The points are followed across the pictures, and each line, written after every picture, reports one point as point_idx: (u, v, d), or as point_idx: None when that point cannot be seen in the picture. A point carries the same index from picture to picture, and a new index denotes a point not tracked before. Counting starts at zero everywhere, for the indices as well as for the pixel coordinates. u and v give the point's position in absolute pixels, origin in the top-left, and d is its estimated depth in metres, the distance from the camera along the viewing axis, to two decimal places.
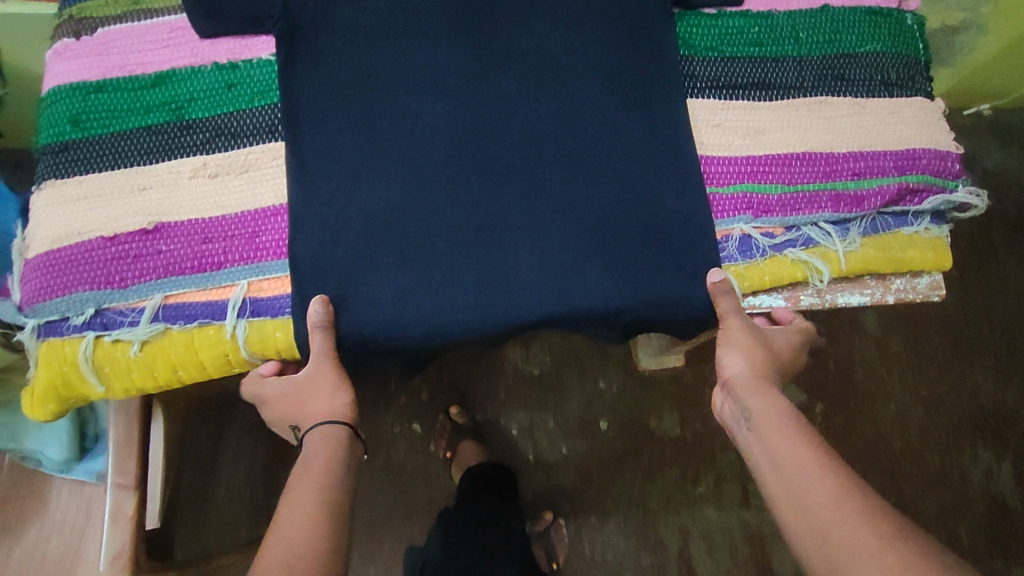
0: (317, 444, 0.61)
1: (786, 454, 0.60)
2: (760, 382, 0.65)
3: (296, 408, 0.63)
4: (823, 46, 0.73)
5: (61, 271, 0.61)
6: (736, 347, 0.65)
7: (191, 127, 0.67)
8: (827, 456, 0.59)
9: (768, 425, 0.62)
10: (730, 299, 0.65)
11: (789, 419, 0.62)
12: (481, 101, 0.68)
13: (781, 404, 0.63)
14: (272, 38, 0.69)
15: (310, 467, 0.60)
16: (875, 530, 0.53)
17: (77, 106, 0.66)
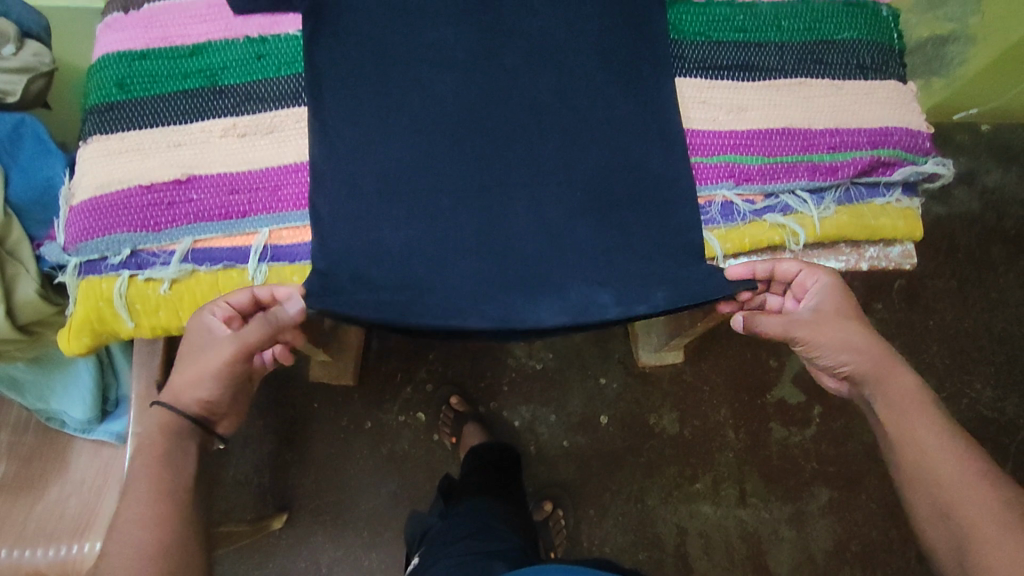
0: (156, 429, 0.67)
1: (915, 427, 0.66)
2: (880, 366, 0.68)
3: (185, 364, 0.67)
4: (804, 33, 0.79)
5: (102, 216, 0.68)
6: (826, 350, 0.70)
7: (223, 92, 0.73)
8: (951, 429, 0.66)
9: (908, 414, 0.67)
10: (765, 299, 0.71)
11: (920, 401, 0.67)
12: (488, 77, 0.74)
13: (908, 384, 0.68)
14: (299, 15, 0.76)
15: (143, 460, 0.65)
16: (989, 493, 0.61)
17: (123, 71, 0.74)
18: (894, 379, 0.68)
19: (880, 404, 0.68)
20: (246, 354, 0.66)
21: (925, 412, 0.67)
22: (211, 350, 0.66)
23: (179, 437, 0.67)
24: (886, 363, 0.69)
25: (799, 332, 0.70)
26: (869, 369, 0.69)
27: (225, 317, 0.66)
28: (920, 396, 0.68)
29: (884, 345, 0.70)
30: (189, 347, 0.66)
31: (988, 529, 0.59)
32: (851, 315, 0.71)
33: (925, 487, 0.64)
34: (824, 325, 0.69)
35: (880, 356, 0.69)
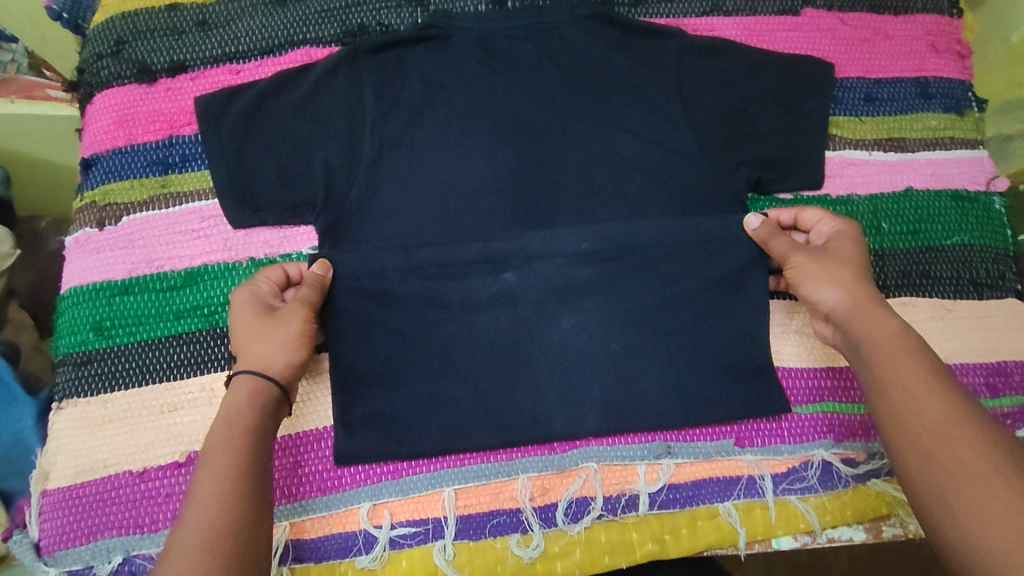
0: (229, 394, 0.54)
1: (898, 374, 0.51)
2: (867, 304, 0.55)
3: (237, 330, 0.57)
4: (908, 237, 0.67)
5: (86, 513, 0.57)
6: (817, 285, 0.57)
7: (224, 335, 0.61)
8: (957, 406, 0.48)
9: (886, 354, 0.52)
10: (783, 239, 0.60)
11: (909, 348, 0.52)
12: (536, 296, 0.63)
13: (894, 326, 0.53)
14: (313, 229, 0.64)
15: (222, 418, 0.52)
16: (995, 482, 0.44)
17: (101, 309, 0.61)
18: (872, 318, 0.54)
19: (867, 353, 0.53)
20: (312, 317, 0.58)
21: (919, 370, 0.50)
22: (254, 324, 0.56)
23: (266, 408, 0.54)
24: (870, 302, 0.55)
25: (797, 257, 0.59)
26: (849, 310, 0.55)
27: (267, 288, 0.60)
28: (907, 345, 0.52)
29: (874, 297, 0.56)
30: (240, 316, 0.57)
31: (985, 494, 0.44)
32: (851, 264, 0.58)
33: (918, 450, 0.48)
34: (835, 261, 0.58)
35: (860, 286, 0.56)
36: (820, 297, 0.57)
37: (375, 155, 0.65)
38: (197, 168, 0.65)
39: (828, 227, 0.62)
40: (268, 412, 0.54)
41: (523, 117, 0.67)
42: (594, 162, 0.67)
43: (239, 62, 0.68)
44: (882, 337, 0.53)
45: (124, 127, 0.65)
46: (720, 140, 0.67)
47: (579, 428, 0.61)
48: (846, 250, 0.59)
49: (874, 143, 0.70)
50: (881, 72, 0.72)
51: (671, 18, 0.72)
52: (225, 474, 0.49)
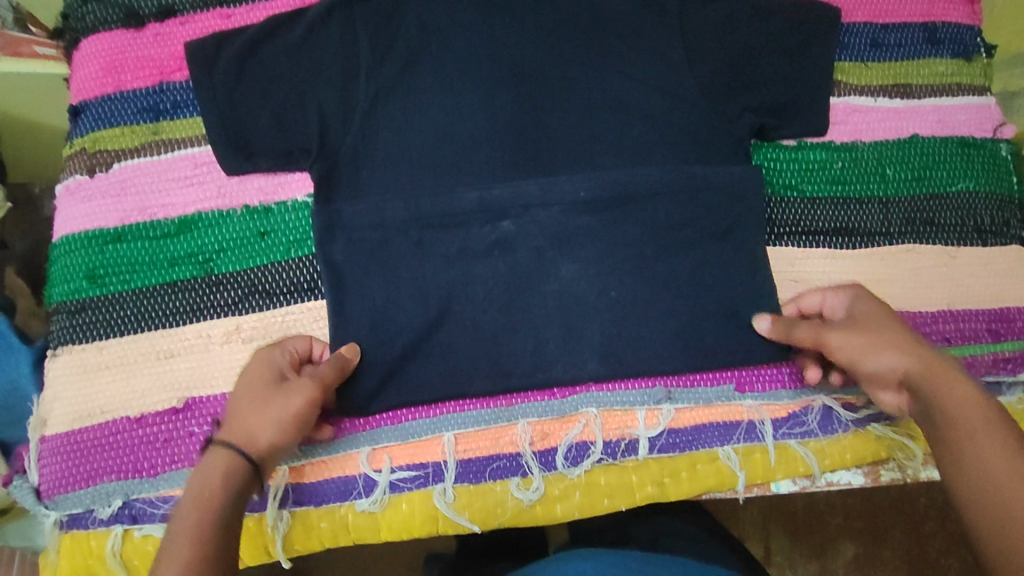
0: (205, 468, 0.48)
1: (945, 397, 0.49)
2: (937, 368, 0.50)
3: (236, 398, 0.52)
4: (914, 184, 0.66)
5: (84, 458, 0.57)
6: (864, 355, 0.52)
7: (219, 283, 0.61)
8: (1000, 431, 0.47)
9: (969, 433, 0.48)
10: (801, 325, 0.56)
11: (990, 419, 0.48)
12: (536, 244, 0.62)
13: (972, 396, 0.49)
14: (309, 175, 0.63)
15: (193, 496, 0.46)
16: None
17: (94, 257, 0.60)
18: (947, 381, 0.49)
19: (940, 417, 0.49)
20: (319, 400, 0.52)
21: (961, 389, 0.49)
22: (257, 392, 0.51)
23: (240, 489, 0.48)
24: (935, 363, 0.50)
25: (834, 336, 0.54)
26: (913, 376, 0.51)
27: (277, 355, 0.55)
28: (990, 412, 0.48)
29: (922, 346, 0.52)
30: (246, 386, 0.52)
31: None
32: (891, 323, 0.54)
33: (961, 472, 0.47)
34: (876, 323, 0.53)
35: (906, 338, 0.52)
36: (871, 364, 0.52)
37: (371, 100, 0.63)
38: (188, 114, 0.64)
39: (853, 292, 0.57)
40: (241, 493, 0.48)
41: (522, 63, 0.66)
42: (594, 109, 0.65)
43: (229, 6, 0.66)
44: (964, 404, 0.48)
45: (113, 74, 0.64)
46: (723, 86, 0.66)
47: (578, 375, 0.60)
48: (887, 312, 0.54)
49: (879, 89, 0.69)
50: (888, 17, 0.70)
51: None
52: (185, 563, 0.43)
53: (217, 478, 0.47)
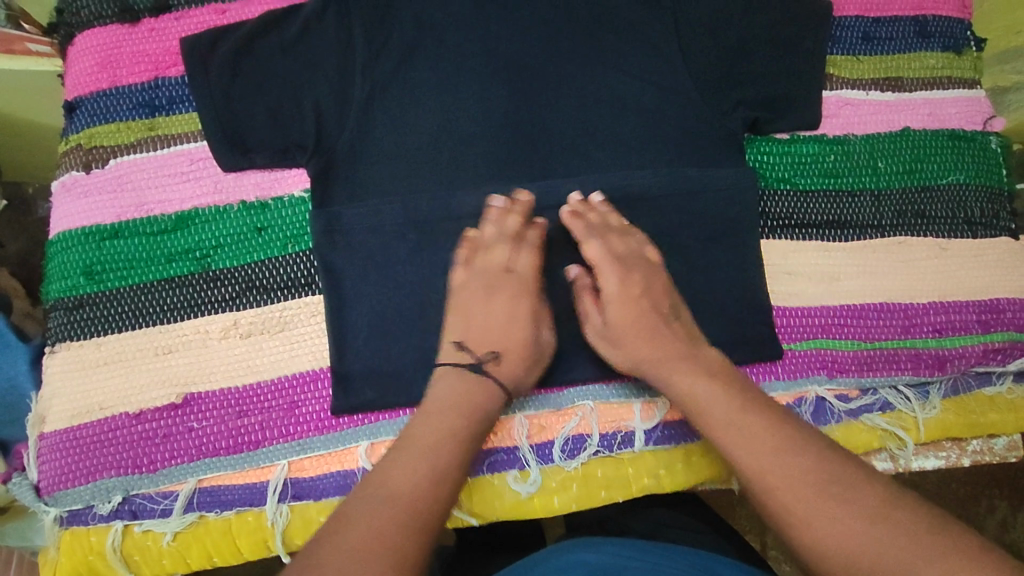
0: (471, 387, 0.55)
1: (728, 439, 0.50)
2: (655, 356, 0.56)
3: (470, 322, 0.59)
4: (904, 177, 0.67)
5: (83, 454, 0.57)
6: (626, 341, 0.58)
7: (217, 279, 0.61)
8: (776, 420, 0.50)
9: (711, 424, 0.52)
10: (585, 294, 0.61)
11: (744, 411, 0.51)
12: (529, 242, 0.63)
13: (710, 394, 0.53)
14: (305, 171, 0.63)
15: (449, 409, 0.53)
16: (841, 520, 0.44)
17: (91, 254, 0.60)
18: (685, 385, 0.54)
19: (702, 419, 0.53)
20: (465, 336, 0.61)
21: (742, 418, 0.51)
22: (496, 310, 0.59)
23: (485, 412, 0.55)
24: (675, 356, 0.56)
25: (592, 328, 0.60)
26: (678, 372, 0.55)
27: (477, 268, 0.60)
28: (728, 404, 0.52)
29: (677, 340, 0.57)
30: (492, 307, 0.59)
31: (865, 537, 0.43)
32: (665, 293, 0.60)
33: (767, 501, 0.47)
34: (626, 314, 0.58)
35: (644, 317, 0.58)
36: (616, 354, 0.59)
37: (366, 97, 0.63)
38: (184, 110, 0.64)
39: (630, 241, 0.61)
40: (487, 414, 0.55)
41: (517, 59, 0.66)
42: (588, 104, 0.66)
43: (224, 1, 0.66)
44: (703, 405, 0.53)
45: (108, 69, 0.64)
46: (716, 81, 0.66)
47: (574, 367, 0.61)
48: (650, 281, 0.59)
49: (870, 83, 0.69)
50: (880, 10, 0.71)
51: None
52: (438, 471, 0.49)
53: (458, 396, 0.54)
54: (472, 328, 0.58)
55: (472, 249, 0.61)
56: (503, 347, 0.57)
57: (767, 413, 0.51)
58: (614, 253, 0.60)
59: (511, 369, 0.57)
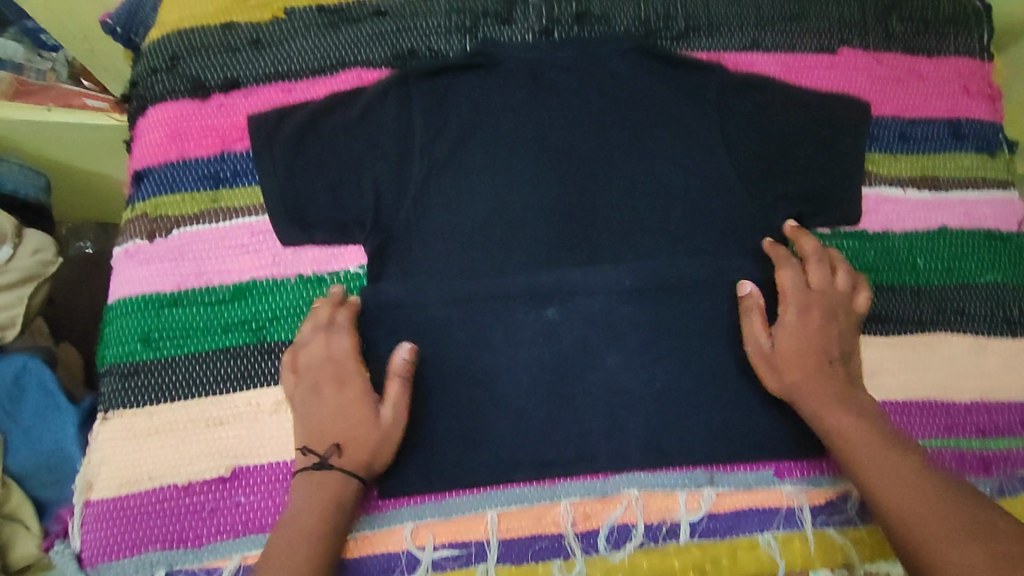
0: (325, 487, 0.56)
1: (876, 483, 0.54)
2: (819, 387, 0.60)
3: (349, 420, 0.58)
4: (942, 274, 0.69)
5: (130, 526, 0.57)
6: (771, 352, 0.62)
7: (272, 351, 0.62)
8: (906, 453, 0.55)
9: (852, 446, 0.57)
10: (756, 316, 0.62)
11: (873, 440, 0.56)
12: (577, 327, 0.64)
13: (850, 422, 0.58)
14: (363, 248, 0.65)
15: (312, 514, 0.55)
16: (979, 557, 0.46)
17: (150, 321, 0.62)
18: (826, 414, 0.59)
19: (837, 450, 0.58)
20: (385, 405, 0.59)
21: (880, 457, 0.55)
22: (348, 401, 0.58)
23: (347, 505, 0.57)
24: (818, 386, 0.60)
25: (764, 356, 0.62)
26: (800, 395, 0.60)
27: (314, 361, 0.60)
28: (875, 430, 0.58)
29: (847, 387, 0.61)
30: (326, 410, 0.58)
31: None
32: (841, 334, 0.63)
33: (914, 546, 0.50)
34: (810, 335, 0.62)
35: (819, 372, 0.61)
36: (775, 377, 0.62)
37: (424, 179, 0.66)
38: (248, 183, 0.66)
39: (786, 272, 0.64)
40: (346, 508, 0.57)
41: (569, 147, 0.68)
42: (639, 191, 0.68)
43: (290, 80, 0.69)
44: (838, 434, 0.58)
45: (177, 141, 0.66)
46: (758, 174, 0.69)
47: (619, 455, 0.62)
48: (822, 310, 0.63)
49: (908, 180, 0.71)
50: (914, 111, 0.74)
51: (712, 51, 0.74)
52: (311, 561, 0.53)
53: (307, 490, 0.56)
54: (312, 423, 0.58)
55: (317, 334, 0.61)
56: (345, 440, 0.58)
57: (916, 461, 0.55)
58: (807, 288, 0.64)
59: (356, 461, 0.57)
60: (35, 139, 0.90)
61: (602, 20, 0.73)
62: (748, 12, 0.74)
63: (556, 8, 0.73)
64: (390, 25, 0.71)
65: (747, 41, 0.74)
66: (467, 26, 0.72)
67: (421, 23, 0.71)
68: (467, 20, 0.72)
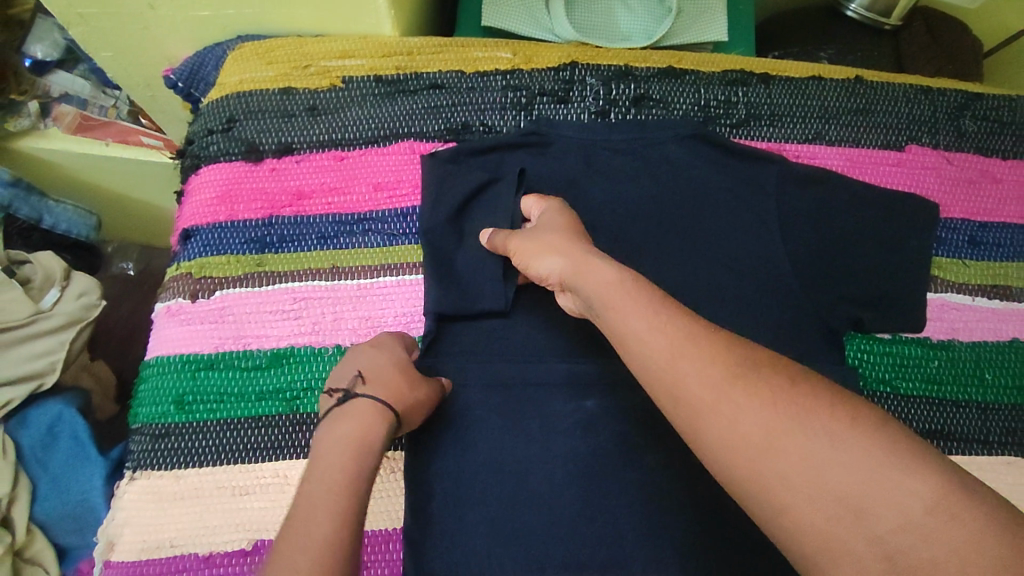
0: (343, 424, 0.50)
1: (640, 348, 0.46)
2: (582, 258, 0.54)
3: (370, 362, 0.55)
4: (1012, 393, 0.64)
5: None
6: (535, 252, 0.57)
7: (304, 422, 0.60)
8: (675, 320, 0.46)
9: (609, 307, 0.49)
10: (503, 234, 0.61)
11: (626, 290, 0.49)
12: (617, 421, 0.61)
13: (608, 273, 0.51)
14: (401, 323, 0.64)
15: (340, 452, 0.48)
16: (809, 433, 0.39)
17: (184, 383, 0.61)
18: (587, 270, 0.52)
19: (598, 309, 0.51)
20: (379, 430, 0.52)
21: (675, 348, 0.44)
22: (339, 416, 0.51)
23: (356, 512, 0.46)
24: (582, 252, 0.54)
25: (514, 251, 0.59)
26: (567, 280, 0.54)
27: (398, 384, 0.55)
28: (627, 289, 0.49)
29: (625, 279, 0.50)
30: (360, 357, 0.56)
31: (806, 443, 0.38)
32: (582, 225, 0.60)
33: (701, 445, 0.42)
34: (547, 237, 0.57)
35: (574, 249, 0.55)
36: (536, 268, 0.57)
37: (467, 257, 0.65)
38: (293, 249, 0.66)
39: (507, 233, 0.61)
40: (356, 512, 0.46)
41: (618, 232, 0.67)
42: (691, 282, 0.66)
43: (343, 149, 0.70)
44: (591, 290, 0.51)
45: (228, 202, 0.68)
46: (815, 271, 0.66)
47: (654, 561, 0.57)
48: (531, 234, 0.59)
49: (978, 289, 0.68)
50: (986, 215, 0.70)
51: (772, 141, 0.72)
52: (340, 512, 0.45)
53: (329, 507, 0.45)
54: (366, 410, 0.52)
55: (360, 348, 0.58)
56: (368, 372, 0.54)
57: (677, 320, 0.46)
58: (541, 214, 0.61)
59: (378, 389, 0.53)
60: (89, 168, 0.98)
61: (660, 103, 0.73)
62: (810, 104, 0.73)
63: (614, 91, 0.73)
64: (446, 99, 0.72)
65: (809, 133, 0.72)
66: (523, 103, 0.72)
67: (477, 98, 0.72)
68: (523, 97, 0.72)
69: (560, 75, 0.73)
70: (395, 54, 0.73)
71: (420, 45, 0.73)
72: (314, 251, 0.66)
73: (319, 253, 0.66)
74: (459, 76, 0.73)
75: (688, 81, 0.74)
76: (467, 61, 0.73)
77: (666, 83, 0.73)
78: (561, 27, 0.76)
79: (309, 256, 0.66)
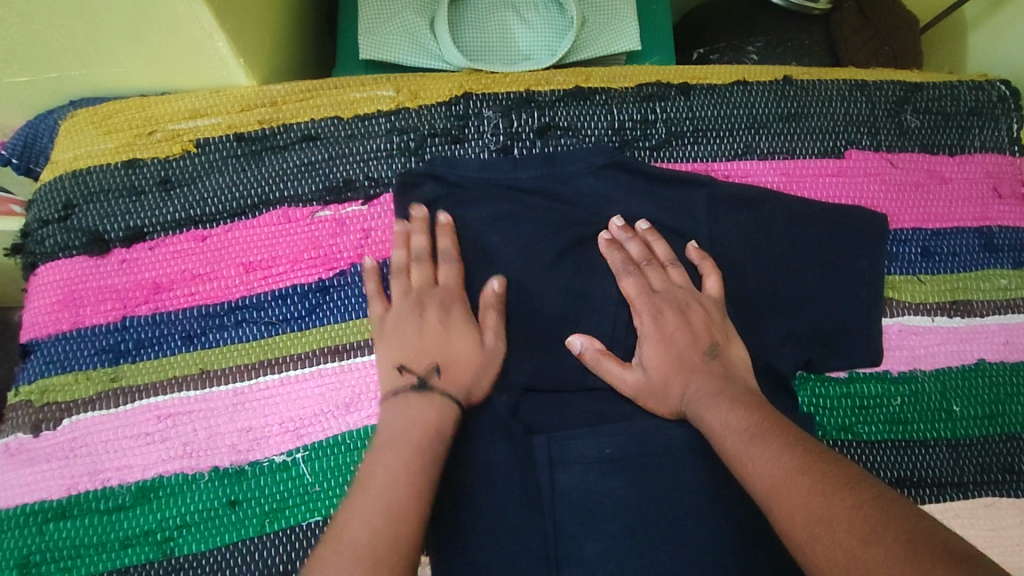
0: (419, 411, 0.50)
1: (752, 461, 0.45)
2: (708, 388, 0.52)
3: (430, 342, 0.54)
4: (984, 423, 0.58)
5: None
6: (656, 350, 0.55)
7: (180, 568, 0.51)
8: (788, 448, 0.44)
9: (730, 441, 0.48)
10: (634, 280, 0.58)
11: (757, 429, 0.47)
12: (550, 512, 0.53)
13: (738, 414, 0.49)
14: (290, 430, 0.55)
15: (404, 430, 0.48)
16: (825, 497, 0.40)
17: (30, 539, 0.51)
18: (710, 407, 0.51)
19: (715, 442, 0.49)
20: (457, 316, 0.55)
21: (762, 446, 0.45)
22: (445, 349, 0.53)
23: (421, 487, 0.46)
24: (720, 382, 0.52)
25: (642, 313, 0.57)
26: (673, 394, 0.54)
27: (407, 291, 0.56)
28: (748, 419, 0.48)
29: (760, 423, 0.48)
30: (408, 331, 0.54)
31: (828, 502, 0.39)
32: (707, 327, 0.56)
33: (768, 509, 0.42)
34: (686, 333, 0.55)
35: (688, 365, 0.54)
36: (648, 353, 0.56)
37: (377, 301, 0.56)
38: (154, 354, 0.56)
39: (653, 273, 0.58)
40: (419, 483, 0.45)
41: (532, 288, 0.58)
42: (620, 337, 0.58)
43: (205, 226, 0.59)
44: (714, 427, 0.50)
45: (71, 307, 0.57)
46: (755, 307, 0.59)
47: None
48: (672, 303, 0.56)
49: (936, 307, 0.61)
50: (939, 222, 0.63)
51: (698, 161, 0.64)
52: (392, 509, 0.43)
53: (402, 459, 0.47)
54: (405, 351, 0.53)
55: (418, 312, 0.55)
56: (445, 362, 0.53)
57: (784, 444, 0.45)
58: (653, 291, 0.57)
59: (457, 382, 0.52)
60: None
61: (570, 132, 0.64)
62: (737, 114, 0.65)
63: (516, 122, 0.63)
64: (321, 152, 0.61)
65: (739, 147, 0.64)
66: (412, 147, 0.62)
67: (358, 147, 0.62)
68: (412, 140, 0.62)
69: (452, 110, 0.63)
70: (256, 106, 0.62)
71: (285, 91, 0.62)
72: (178, 355, 0.56)
73: (184, 356, 0.56)
74: (335, 122, 0.62)
75: (599, 102, 0.65)
76: (343, 104, 0.63)
77: (575, 106, 0.64)
78: (449, 54, 0.66)
79: (173, 361, 0.56)
